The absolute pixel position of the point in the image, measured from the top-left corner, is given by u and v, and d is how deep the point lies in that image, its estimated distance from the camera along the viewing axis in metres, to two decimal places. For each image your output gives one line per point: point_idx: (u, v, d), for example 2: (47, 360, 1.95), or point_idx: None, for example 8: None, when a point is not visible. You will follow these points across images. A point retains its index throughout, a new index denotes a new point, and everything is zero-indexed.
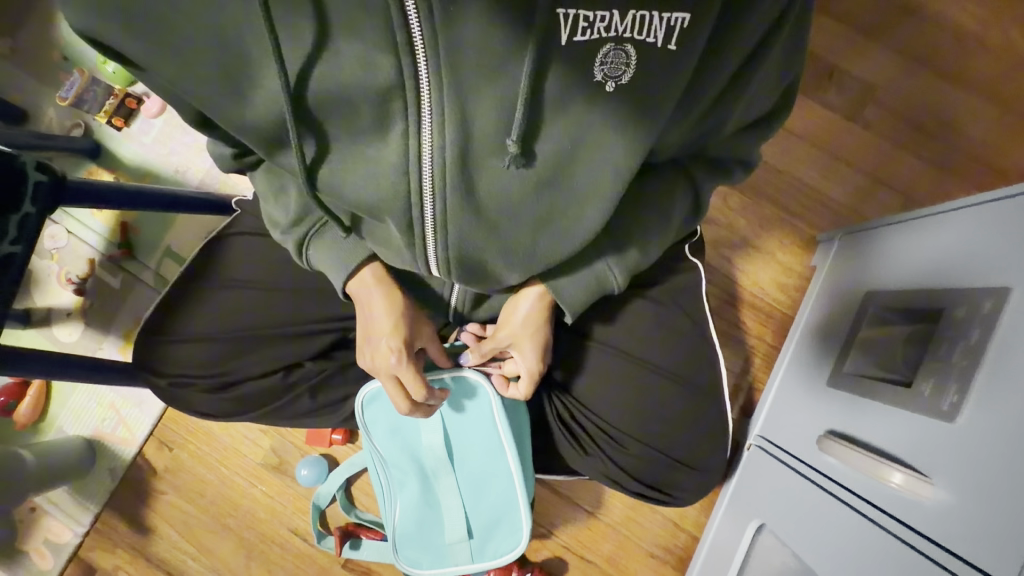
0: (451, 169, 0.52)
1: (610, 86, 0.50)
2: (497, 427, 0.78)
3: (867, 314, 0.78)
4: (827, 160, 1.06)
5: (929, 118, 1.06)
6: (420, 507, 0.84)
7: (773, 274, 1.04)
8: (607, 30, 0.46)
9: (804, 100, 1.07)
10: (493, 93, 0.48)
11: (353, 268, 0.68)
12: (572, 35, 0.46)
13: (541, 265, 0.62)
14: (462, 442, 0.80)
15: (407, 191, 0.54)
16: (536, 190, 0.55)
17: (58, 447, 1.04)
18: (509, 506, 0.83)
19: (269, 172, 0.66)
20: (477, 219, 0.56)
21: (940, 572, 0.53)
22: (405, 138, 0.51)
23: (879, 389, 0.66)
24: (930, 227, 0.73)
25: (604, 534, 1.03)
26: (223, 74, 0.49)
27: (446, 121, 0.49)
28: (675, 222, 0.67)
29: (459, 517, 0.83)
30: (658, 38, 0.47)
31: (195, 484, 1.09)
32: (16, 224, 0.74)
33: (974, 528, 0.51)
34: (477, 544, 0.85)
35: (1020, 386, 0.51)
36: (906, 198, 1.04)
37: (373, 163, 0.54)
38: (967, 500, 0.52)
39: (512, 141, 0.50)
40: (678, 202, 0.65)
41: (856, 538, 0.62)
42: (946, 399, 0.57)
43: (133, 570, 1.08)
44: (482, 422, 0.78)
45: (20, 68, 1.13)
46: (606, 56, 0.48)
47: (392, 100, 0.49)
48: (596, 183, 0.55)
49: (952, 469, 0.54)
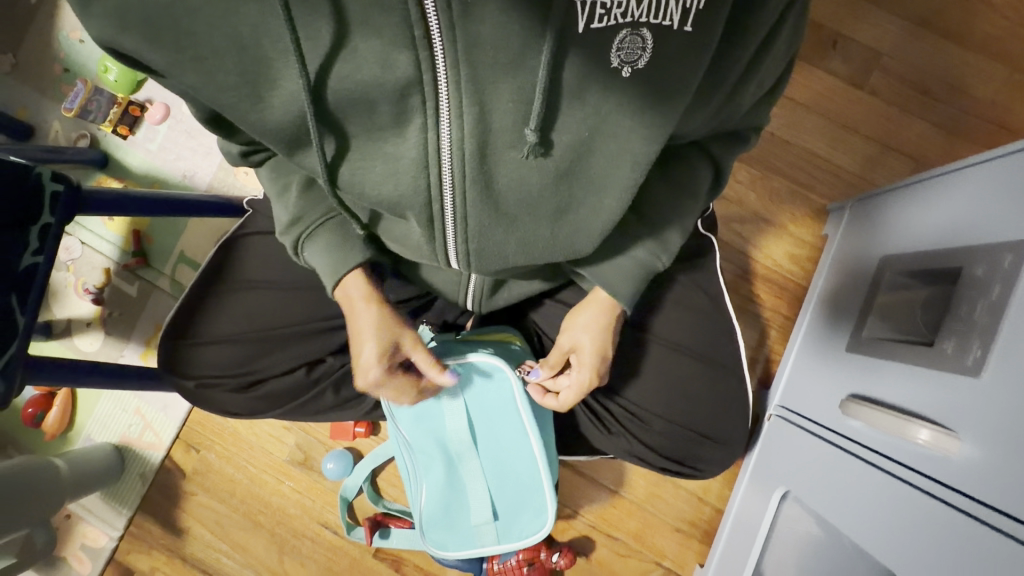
0: (471, 162, 0.53)
1: (626, 71, 0.50)
2: (518, 411, 0.79)
3: (884, 279, 0.78)
4: (834, 130, 1.05)
5: (937, 80, 1.05)
6: (446, 489, 0.86)
7: (785, 245, 1.04)
8: (624, 16, 0.46)
9: (809, 69, 1.06)
10: (511, 83, 0.49)
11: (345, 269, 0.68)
12: (590, 22, 0.46)
13: (560, 253, 0.63)
14: (485, 426, 0.80)
15: (427, 185, 0.55)
16: (555, 178, 0.56)
17: (89, 454, 1.06)
18: (532, 488, 0.84)
19: (274, 167, 0.67)
20: (495, 210, 0.57)
21: (972, 523, 0.52)
22: (424, 132, 0.51)
23: (898, 351, 0.67)
24: (942, 189, 0.73)
25: (629, 511, 1.05)
26: (242, 78, 0.50)
27: (465, 113, 0.50)
28: (695, 202, 0.67)
29: (483, 500, 0.84)
30: (674, 20, 0.47)
31: (224, 483, 1.11)
32: (38, 236, 0.76)
33: (1003, 480, 0.51)
34: (501, 524, 0.86)
35: None
36: (917, 163, 1.04)
37: (392, 158, 0.54)
38: (994, 455, 0.52)
39: (530, 131, 0.50)
40: (693, 179, 0.66)
41: (889, 503, 0.62)
42: (970, 355, 0.57)
43: (170, 570, 1.10)
44: (504, 406, 0.79)
45: (23, 82, 1.14)
46: (623, 42, 0.48)
47: (411, 96, 0.49)
48: (614, 168, 0.56)
49: (979, 423, 0.55)
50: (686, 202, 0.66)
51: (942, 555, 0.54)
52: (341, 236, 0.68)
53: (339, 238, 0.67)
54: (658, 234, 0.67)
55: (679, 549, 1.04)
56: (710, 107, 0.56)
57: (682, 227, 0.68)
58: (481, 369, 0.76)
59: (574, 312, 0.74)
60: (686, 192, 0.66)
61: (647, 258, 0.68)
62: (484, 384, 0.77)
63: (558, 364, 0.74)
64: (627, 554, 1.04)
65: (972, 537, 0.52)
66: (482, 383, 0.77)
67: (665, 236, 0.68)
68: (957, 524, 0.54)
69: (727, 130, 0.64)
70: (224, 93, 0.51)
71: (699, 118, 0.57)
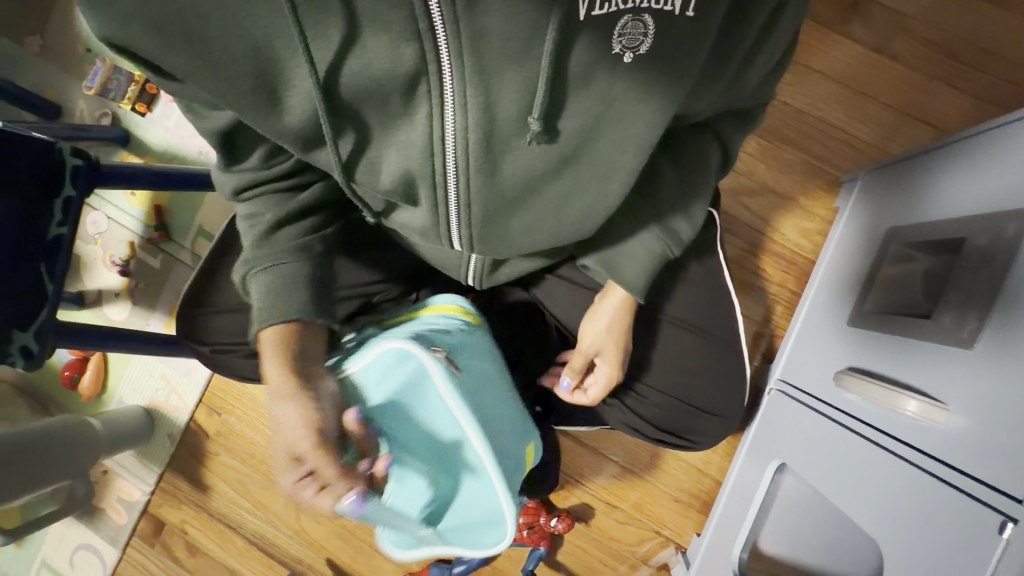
0: (475, 151, 0.52)
1: (628, 57, 0.49)
2: (449, 409, 0.59)
3: (889, 250, 0.76)
4: (852, 98, 1.01)
5: (966, 43, 0.99)
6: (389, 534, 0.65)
7: (796, 218, 1.01)
8: (625, 2, 0.45)
9: (829, 36, 1.01)
10: (518, 73, 0.48)
11: (268, 322, 0.59)
12: (591, 10, 0.45)
13: (567, 236, 0.64)
14: (409, 450, 0.58)
15: (433, 173, 0.55)
16: (560, 164, 0.55)
17: (121, 415, 1.14)
18: (489, 509, 0.63)
19: (253, 212, 0.61)
20: (500, 196, 0.57)
21: (960, 496, 0.51)
22: (430, 120, 0.50)
23: (896, 322, 0.66)
24: (960, 162, 0.70)
25: (631, 482, 1.07)
26: (257, 76, 0.48)
27: (469, 102, 0.49)
28: (703, 184, 0.66)
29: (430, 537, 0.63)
30: (675, 6, 0.47)
31: (245, 444, 1.18)
32: (63, 208, 0.81)
33: (986, 449, 0.51)
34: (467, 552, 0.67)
35: None
36: (943, 131, 0.98)
37: (404, 146, 0.54)
38: (982, 425, 0.51)
39: (533, 119, 0.50)
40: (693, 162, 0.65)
41: (893, 483, 0.59)
42: (965, 326, 0.56)
43: (197, 524, 1.18)
44: (429, 406, 0.59)
45: (49, 62, 1.19)
46: (624, 28, 0.47)
47: (418, 85, 0.48)
48: (619, 150, 0.55)
49: (970, 395, 0.54)
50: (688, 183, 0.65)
51: (931, 528, 0.53)
52: (292, 280, 0.60)
53: (286, 280, 0.59)
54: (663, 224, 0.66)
55: (678, 519, 1.05)
56: (706, 85, 0.55)
57: (687, 212, 0.67)
58: (391, 357, 0.57)
59: (588, 317, 0.75)
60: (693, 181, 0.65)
61: (665, 250, 0.67)
62: (401, 374, 0.58)
63: (582, 368, 0.77)
64: (627, 522, 1.07)
65: (959, 508, 0.51)
66: (395, 381, 0.58)
67: (675, 224, 0.67)
68: (946, 500, 0.53)
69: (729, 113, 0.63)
70: (242, 105, 0.50)
71: (701, 96, 0.56)
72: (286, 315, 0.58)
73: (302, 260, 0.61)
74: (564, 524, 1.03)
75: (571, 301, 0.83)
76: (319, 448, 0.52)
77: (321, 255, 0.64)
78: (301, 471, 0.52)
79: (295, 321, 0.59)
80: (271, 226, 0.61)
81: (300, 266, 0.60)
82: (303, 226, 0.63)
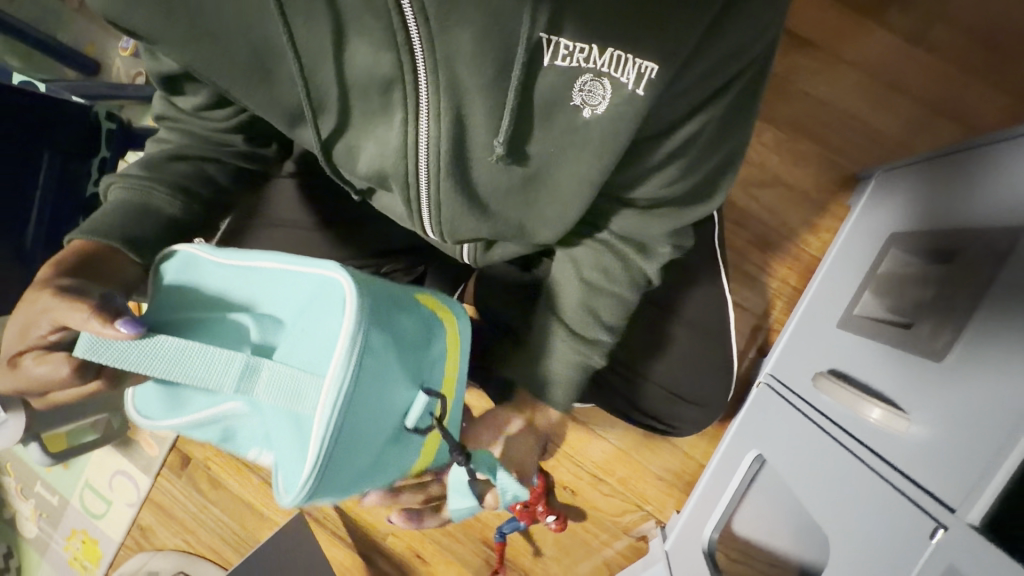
0: (445, 158, 0.55)
1: (587, 112, 0.53)
2: (218, 262, 0.48)
3: (888, 254, 0.76)
4: (877, 91, 0.97)
5: (1009, 37, 0.94)
6: (291, 454, 0.43)
7: (806, 214, 1.00)
8: (586, 61, 0.50)
9: (861, 22, 0.97)
10: (488, 98, 0.52)
11: (76, 234, 0.57)
12: (554, 59, 0.50)
13: (531, 242, 0.66)
14: (202, 324, 0.46)
15: (405, 172, 0.58)
16: (525, 183, 0.59)
17: None
18: (323, 293, 0.45)
19: (170, 139, 0.67)
20: (469, 201, 0.60)
21: (908, 504, 0.54)
22: (405, 124, 0.54)
23: (880, 330, 0.67)
24: (950, 182, 0.70)
25: (619, 458, 1.11)
26: (253, 60, 0.54)
27: (443, 112, 0.53)
28: (614, 294, 0.67)
29: (298, 391, 0.42)
30: (630, 79, 0.50)
31: None
32: (97, 167, 0.98)
33: (942, 465, 0.52)
34: (382, 392, 0.45)
35: (996, 353, 0.51)
36: (972, 131, 0.94)
37: (382, 140, 0.57)
38: (940, 436, 0.53)
39: (499, 143, 0.54)
40: (617, 262, 0.65)
41: (869, 488, 0.59)
42: (940, 339, 0.57)
43: (220, 461, 1.31)
44: (204, 271, 0.48)
45: (88, 19, 1.23)
46: (584, 85, 0.51)
47: (394, 89, 0.53)
48: (574, 187, 0.58)
49: (931, 406, 0.55)
50: (609, 285, 0.66)
51: (881, 537, 0.56)
52: (147, 204, 0.61)
53: (139, 201, 0.61)
54: (580, 335, 0.68)
55: (661, 496, 1.10)
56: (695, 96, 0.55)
57: (604, 317, 0.68)
58: (163, 263, 0.50)
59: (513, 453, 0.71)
60: (604, 290, 0.67)
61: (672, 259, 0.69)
62: (166, 267, 0.50)
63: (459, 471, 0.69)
64: (612, 495, 1.12)
65: (908, 516, 0.54)
66: (167, 272, 0.50)
67: (595, 333, 0.68)
68: (901, 511, 0.55)
69: (650, 222, 0.63)
70: (236, 72, 0.54)
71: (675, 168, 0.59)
72: (106, 234, 0.57)
73: (169, 199, 0.62)
74: (558, 522, 1.09)
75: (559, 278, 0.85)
76: (60, 308, 0.49)
77: (196, 203, 0.64)
78: (44, 336, 0.51)
79: (107, 245, 0.57)
80: (167, 157, 0.64)
81: (161, 194, 0.61)
82: (196, 170, 0.65)
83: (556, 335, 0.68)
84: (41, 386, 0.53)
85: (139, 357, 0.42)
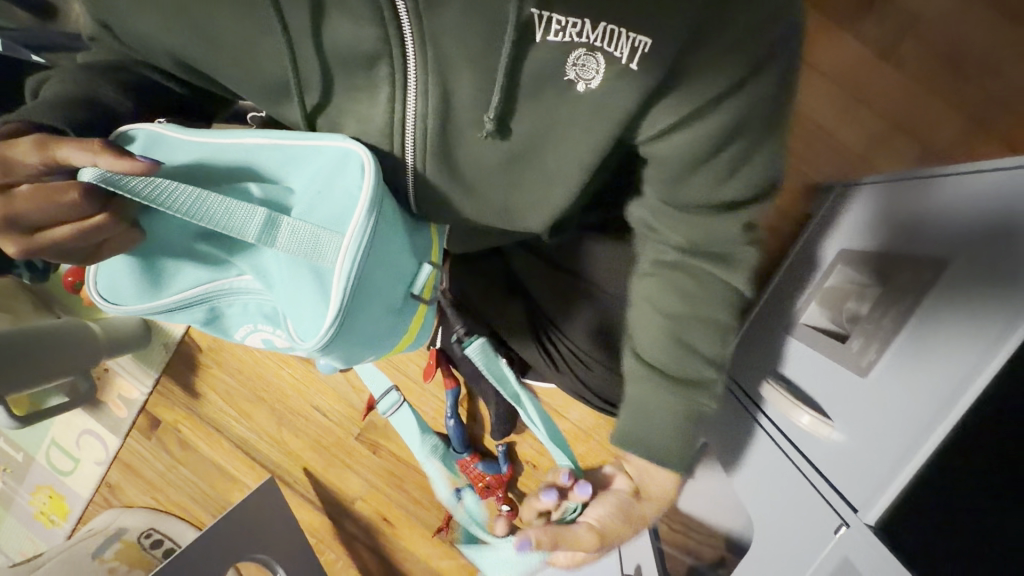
0: (433, 137, 0.57)
1: (581, 86, 0.54)
2: (192, 140, 0.55)
3: (835, 266, 0.81)
4: (847, 102, 1.01)
5: (972, 59, 0.98)
6: (308, 304, 0.55)
7: (770, 217, 1.04)
8: (579, 36, 0.51)
9: (838, 31, 1.00)
10: (473, 75, 0.54)
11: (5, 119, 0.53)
12: (546, 35, 0.51)
13: (516, 224, 0.68)
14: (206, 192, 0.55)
15: (390, 152, 0.59)
16: (510, 166, 0.61)
17: (120, 323, 1.25)
18: (332, 163, 0.54)
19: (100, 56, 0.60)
20: (454, 181, 0.62)
21: (834, 516, 0.60)
22: (391, 101, 0.55)
23: (820, 342, 0.73)
24: (901, 197, 0.74)
25: (578, 437, 1.19)
26: (233, 35, 0.53)
27: (430, 89, 0.54)
28: (706, 317, 0.67)
29: (317, 244, 0.51)
30: (623, 54, 0.51)
31: (235, 360, 1.29)
32: None
33: (859, 464, 0.59)
34: (392, 253, 0.57)
35: (922, 364, 0.56)
36: (928, 149, 1.00)
37: (364, 119, 0.57)
38: (856, 441, 0.61)
39: (488, 120, 0.55)
40: (694, 280, 0.66)
41: (796, 493, 0.67)
42: (865, 356, 0.64)
43: (189, 424, 1.33)
44: (184, 146, 0.55)
45: None
46: (578, 59, 0.52)
47: (379, 65, 0.53)
48: (560, 169, 0.61)
49: (852, 416, 0.63)
50: (700, 309, 0.67)
51: (801, 533, 0.65)
52: (85, 98, 0.56)
53: (76, 94, 0.55)
54: (686, 380, 0.68)
55: None
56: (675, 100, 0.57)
57: (705, 350, 0.68)
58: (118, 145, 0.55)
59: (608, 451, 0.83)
60: (697, 318, 0.67)
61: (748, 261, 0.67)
62: (140, 147, 0.54)
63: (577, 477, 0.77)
64: None
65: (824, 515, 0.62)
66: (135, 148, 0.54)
67: (699, 373, 0.68)
68: (816, 506, 0.63)
69: (714, 231, 0.64)
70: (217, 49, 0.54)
71: (682, 169, 0.60)
72: (44, 117, 0.52)
73: (113, 99, 0.57)
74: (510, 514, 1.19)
75: (532, 269, 0.87)
76: (61, 145, 0.49)
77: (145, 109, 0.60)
78: (33, 170, 0.49)
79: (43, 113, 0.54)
80: (103, 69, 0.58)
81: (106, 91, 0.57)
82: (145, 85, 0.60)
83: (651, 380, 0.68)
84: (28, 225, 0.50)
85: (151, 192, 0.46)
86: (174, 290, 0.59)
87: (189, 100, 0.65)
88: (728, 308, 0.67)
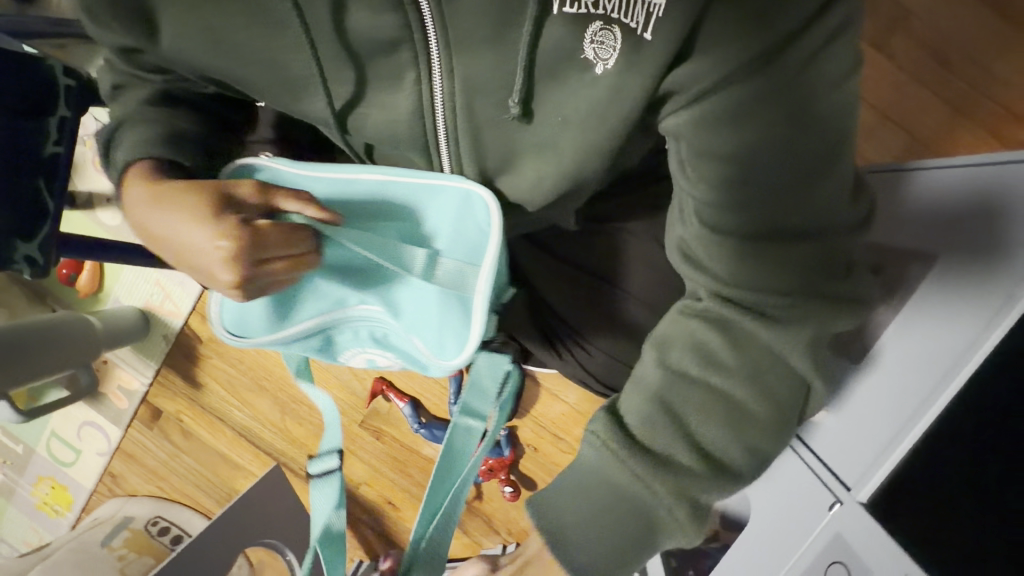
0: (461, 112, 0.57)
1: (599, 68, 0.50)
2: (315, 177, 0.63)
3: None
4: None
5: (960, 52, 1.01)
6: (438, 328, 0.62)
7: None
8: (596, 6, 0.48)
9: None
10: (491, 56, 0.53)
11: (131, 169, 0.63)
12: (562, 6, 0.49)
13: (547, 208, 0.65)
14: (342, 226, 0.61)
15: (423, 132, 0.59)
16: (536, 148, 0.58)
17: (119, 314, 1.26)
18: (457, 201, 0.59)
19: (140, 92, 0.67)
20: (481, 169, 0.62)
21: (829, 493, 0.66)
22: (417, 83, 0.56)
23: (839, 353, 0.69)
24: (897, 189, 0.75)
25: (577, 420, 1.22)
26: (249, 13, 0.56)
27: (455, 70, 0.55)
28: (732, 390, 0.47)
29: (463, 278, 0.58)
30: (637, 23, 0.47)
31: (236, 351, 1.30)
32: (57, 126, 0.89)
33: (859, 456, 0.64)
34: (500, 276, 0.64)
35: (930, 361, 0.60)
36: (919, 139, 1.01)
37: (392, 106, 0.59)
38: (853, 431, 0.65)
39: (514, 102, 0.54)
40: (723, 339, 0.47)
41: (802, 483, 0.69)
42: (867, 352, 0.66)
43: (190, 414, 1.34)
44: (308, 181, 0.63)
45: None
46: (595, 34, 0.49)
47: (401, 49, 0.55)
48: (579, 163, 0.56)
49: (851, 409, 0.66)
50: (716, 378, 0.47)
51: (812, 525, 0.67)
52: (174, 132, 0.65)
53: (165, 131, 0.65)
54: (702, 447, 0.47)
55: None
56: None
57: (701, 433, 0.47)
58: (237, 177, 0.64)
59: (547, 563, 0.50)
60: (718, 386, 0.47)
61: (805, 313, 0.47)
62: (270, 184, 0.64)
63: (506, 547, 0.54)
64: (569, 450, 1.23)
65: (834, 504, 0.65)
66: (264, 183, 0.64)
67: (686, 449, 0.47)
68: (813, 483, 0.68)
69: (769, 267, 0.46)
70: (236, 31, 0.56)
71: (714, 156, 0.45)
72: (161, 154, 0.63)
73: (186, 125, 0.67)
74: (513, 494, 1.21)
75: (536, 260, 0.87)
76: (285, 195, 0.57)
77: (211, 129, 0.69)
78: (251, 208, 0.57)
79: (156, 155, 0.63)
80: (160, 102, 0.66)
81: (185, 123, 0.66)
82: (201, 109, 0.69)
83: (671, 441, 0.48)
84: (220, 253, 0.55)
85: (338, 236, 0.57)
86: (298, 320, 0.66)
87: (227, 113, 0.72)
88: (761, 381, 0.46)
